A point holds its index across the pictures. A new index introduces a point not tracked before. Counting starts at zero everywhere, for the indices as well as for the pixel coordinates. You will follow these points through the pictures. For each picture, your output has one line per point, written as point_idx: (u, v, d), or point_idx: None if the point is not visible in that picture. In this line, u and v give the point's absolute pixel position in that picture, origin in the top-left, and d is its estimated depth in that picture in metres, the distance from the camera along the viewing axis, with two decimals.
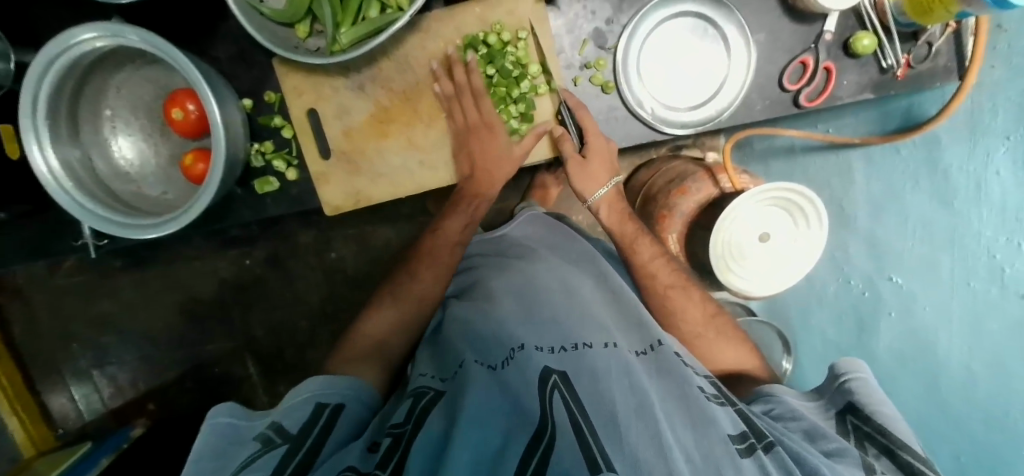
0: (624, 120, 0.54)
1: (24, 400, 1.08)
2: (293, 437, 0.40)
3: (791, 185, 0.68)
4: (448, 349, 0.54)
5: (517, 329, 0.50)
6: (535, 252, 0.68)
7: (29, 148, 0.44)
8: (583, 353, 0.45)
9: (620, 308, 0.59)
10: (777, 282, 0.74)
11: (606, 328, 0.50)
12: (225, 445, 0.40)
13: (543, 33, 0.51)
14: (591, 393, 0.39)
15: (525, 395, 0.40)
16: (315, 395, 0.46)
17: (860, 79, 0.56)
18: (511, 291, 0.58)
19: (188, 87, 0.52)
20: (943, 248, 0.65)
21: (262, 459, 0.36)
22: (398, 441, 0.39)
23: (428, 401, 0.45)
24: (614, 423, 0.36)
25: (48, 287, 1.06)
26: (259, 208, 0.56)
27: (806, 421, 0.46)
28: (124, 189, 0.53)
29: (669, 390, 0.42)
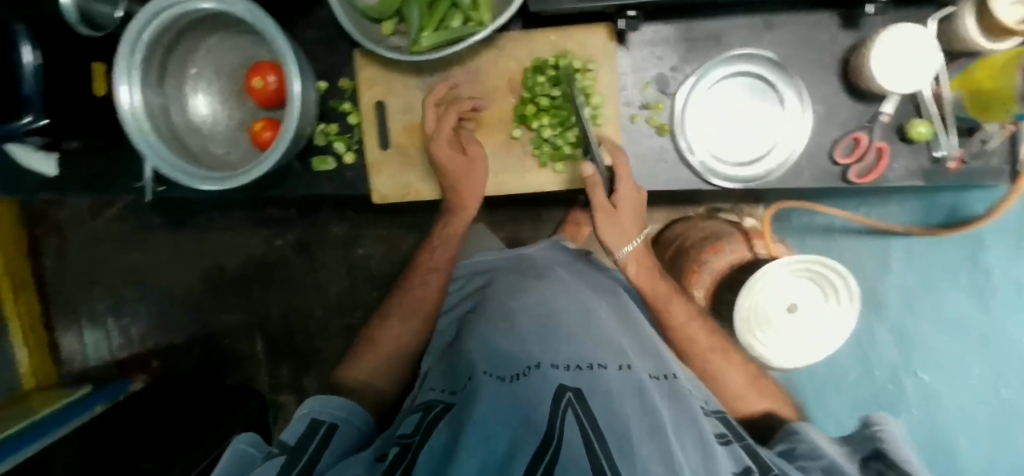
0: (673, 164, 0.56)
1: (38, 333, 1.12)
2: (292, 448, 0.39)
3: (823, 260, 0.68)
4: (459, 357, 0.50)
5: (528, 344, 0.45)
6: (559, 269, 0.63)
7: (119, 87, 0.48)
8: (598, 374, 0.40)
9: (632, 328, 0.55)
10: (804, 352, 0.74)
11: (622, 349, 0.46)
12: (239, 471, 0.36)
13: (609, 68, 0.54)
14: (606, 412, 0.35)
15: (537, 408, 0.35)
16: (311, 412, 0.46)
17: (909, 165, 0.56)
18: (528, 302, 0.53)
19: (273, 60, 0.56)
20: (971, 347, 0.71)
21: (266, 466, 0.35)
22: (406, 450, 0.37)
23: (437, 414, 0.41)
24: (628, 441, 0.32)
25: (89, 231, 1.11)
26: (310, 185, 0.58)
27: (825, 459, 0.39)
28: (192, 141, 0.56)
29: (678, 413, 0.39)
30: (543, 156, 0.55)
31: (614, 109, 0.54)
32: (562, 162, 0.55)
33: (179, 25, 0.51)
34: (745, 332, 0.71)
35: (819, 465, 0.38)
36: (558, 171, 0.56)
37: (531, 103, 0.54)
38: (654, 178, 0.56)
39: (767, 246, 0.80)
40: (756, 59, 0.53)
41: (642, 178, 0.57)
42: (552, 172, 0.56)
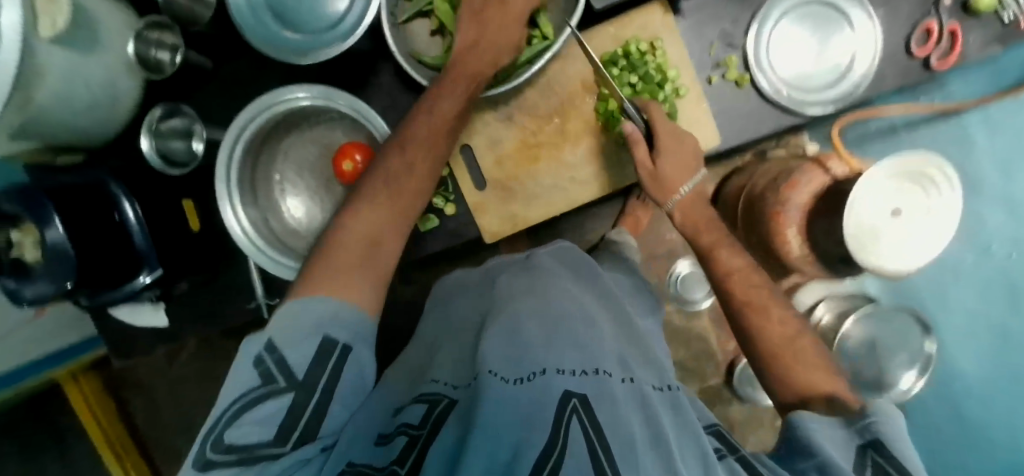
0: (761, 109, 0.56)
1: None
2: (300, 385, 0.35)
3: (924, 155, 0.65)
4: (466, 352, 0.42)
5: (534, 344, 0.38)
6: (567, 274, 0.52)
7: (225, 210, 0.52)
8: (607, 382, 0.35)
9: (637, 339, 0.47)
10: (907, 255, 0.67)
11: (625, 354, 0.41)
12: (235, 375, 0.36)
13: (676, 41, 0.54)
14: (610, 420, 0.30)
15: (538, 413, 0.30)
16: (322, 324, 0.37)
17: (986, 35, 0.56)
18: (520, 295, 0.47)
19: (353, 140, 0.56)
20: None
21: (267, 409, 0.34)
22: (411, 445, 0.32)
23: (444, 410, 0.35)
24: (632, 450, 0.28)
25: (169, 376, 1.10)
26: (419, 246, 0.58)
27: (821, 456, 0.31)
28: (297, 243, 0.57)
29: (680, 424, 0.35)
30: None
31: (691, 76, 0.55)
32: None
33: (263, 133, 0.54)
34: (861, 246, 0.65)
35: (816, 466, 0.31)
36: None
37: (613, 97, 0.55)
38: (744, 128, 0.56)
39: (845, 163, 0.74)
40: None
41: (733, 133, 0.56)
42: None
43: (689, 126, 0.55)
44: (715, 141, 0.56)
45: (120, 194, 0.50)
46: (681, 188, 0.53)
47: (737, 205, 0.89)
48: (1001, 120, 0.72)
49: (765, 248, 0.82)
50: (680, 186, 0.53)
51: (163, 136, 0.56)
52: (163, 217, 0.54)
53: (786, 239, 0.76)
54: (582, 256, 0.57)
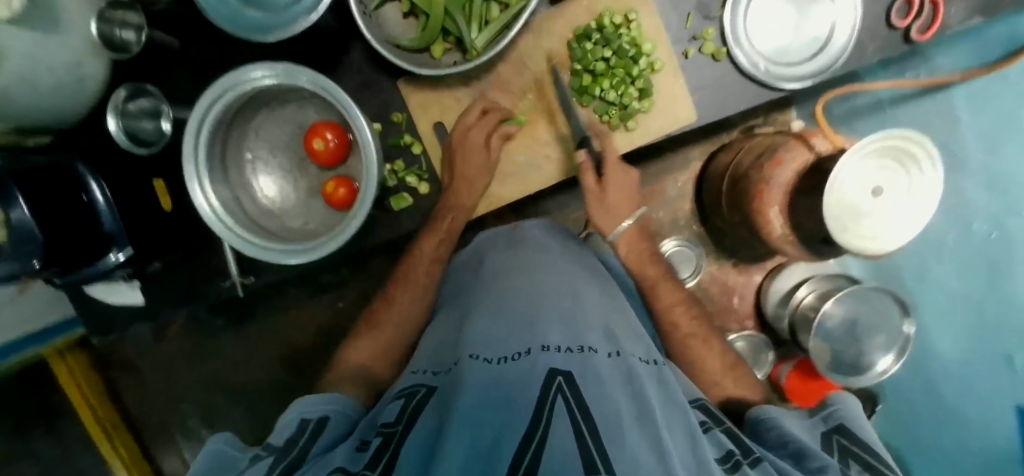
0: (739, 84, 0.55)
1: (141, 466, 1.19)
2: (278, 449, 0.37)
3: (904, 130, 0.64)
4: (448, 340, 0.45)
5: (516, 330, 0.40)
6: (550, 249, 0.57)
7: (193, 189, 0.49)
8: (589, 357, 0.36)
9: (621, 310, 0.49)
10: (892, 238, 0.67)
11: (611, 329, 0.42)
12: (217, 472, 0.37)
13: (650, 13, 0.53)
14: (596, 394, 0.31)
15: (522, 393, 0.31)
16: (300, 413, 0.41)
17: (969, 5, 0.55)
18: (513, 288, 0.47)
19: (325, 119, 0.56)
20: None
21: (250, 471, 0.34)
22: (387, 443, 0.33)
23: (422, 400, 0.37)
24: (617, 429, 0.28)
25: (155, 355, 1.18)
26: (394, 224, 0.59)
27: (792, 438, 0.37)
28: (270, 223, 0.56)
29: (668, 399, 0.36)
30: (613, 119, 0.55)
31: (667, 50, 0.54)
32: (632, 119, 0.55)
33: (232, 111, 0.52)
34: (843, 230, 0.64)
35: (789, 447, 0.36)
36: (631, 128, 0.56)
37: (586, 74, 0.53)
38: (723, 104, 0.55)
39: (828, 140, 0.72)
40: None
41: (712, 108, 0.56)
42: (624, 130, 0.56)
43: (664, 101, 0.55)
44: (692, 118, 0.55)
45: (87, 174, 0.51)
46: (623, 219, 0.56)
47: (721, 184, 0.89)
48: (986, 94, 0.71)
49: (749, 226, 0.82)
50: (621, 218, 0.55)
51: (131, 117, 0.56)
52: (132, 199, 0.55)
53: (767, 216, 0.75)
54: (569, 231, 0.64)
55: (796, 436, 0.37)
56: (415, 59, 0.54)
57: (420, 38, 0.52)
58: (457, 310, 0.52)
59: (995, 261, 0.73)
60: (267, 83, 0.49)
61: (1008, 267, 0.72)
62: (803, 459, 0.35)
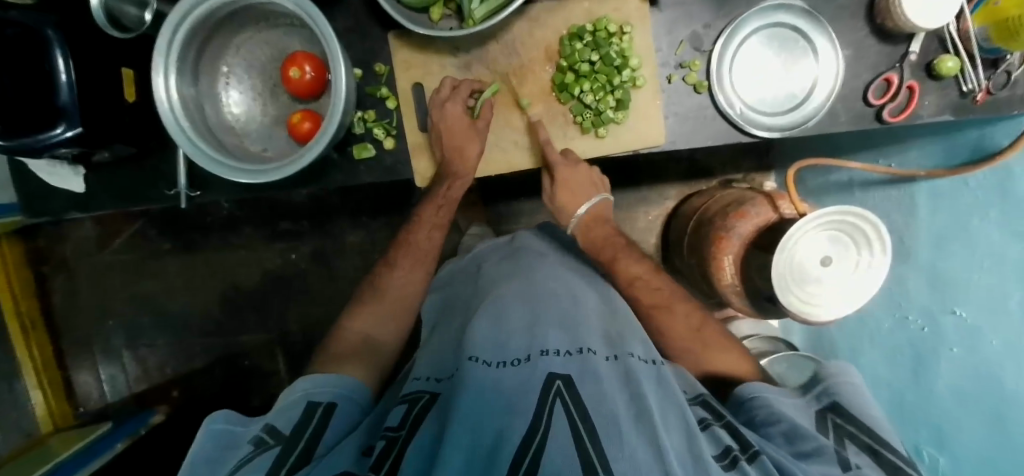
0: (712, 119, 0.56)
1: (52, 373, 1.16)
2: (287, 437, 0.42)
3: (857, 209, 0.61)
4: (446, 353, 0.52)
5: (516, 337, 0.45)
6: (547, 256, 0.64)
7: (156, 79, 0.49)
8: (587, 359, 0.41)
9: (618, 316, 0.54)
10: (847, 306, 0.65)
11: (608, 336, 0.47)
12: (220, 449, 0.42)
13: (645, 29, 0.55)
14: (595, 397, 0.36)
15: (523, 397, 0.36)
16: (307, 394, 0.48)
17: (940, 101, 0.57)
18: (517, 296, 0.53)
19: (306, 51, 0.56)
20: (1012, 280, 0.55)
21: (257, 460, 0.38)
22: (391, 447, 0.37)
23: (425, 405, 0.43)
24: (616, 429, 0.32)
25: (95, 261, 1.17)
26: (352, 175, 0.59)
27: (786, 422, 0.42)
28: (228, 139, 0.56)
29: (666, 397, 0.39)
30: (585, 122, 0.57)
31: (652, 70, 0.55)
32: (604, 126, 0.57)
33: (214, 18, 0.52)
34: (786, 290, 0.63)
35: (783, 429, 0.42)
36: (600, 135, 0.58)
37: (570, 71, 0.55)
38: (693, 134, 0.57)
39: (793, 205, 0.73)
40: (789, 9, 0.55)
41: (682, 135, 0.57)
42: (594, 136, 0.58)
43: (637, 118, 0.56)
44: (660, 141, 0.57)
45: (54, 41, 0.46)
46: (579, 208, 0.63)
47: (687, 224, 0.93)
48: (947, 194, 0.65)
49: (701, 268, 0.84)
50: (579, 204, 0.63)
51: None
52: (100, 85, 0.51)
53: (721, 264, 0.77)
54: (561, 236, 0.71)
55: (787, 417, 0.43)
56: (410, 15, 0.55)
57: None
58: (460, 317, 0.59)
59: (921, 353, 0.72)
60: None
61: (932, 358, 0.70)
62: (797, 441, 0.40)
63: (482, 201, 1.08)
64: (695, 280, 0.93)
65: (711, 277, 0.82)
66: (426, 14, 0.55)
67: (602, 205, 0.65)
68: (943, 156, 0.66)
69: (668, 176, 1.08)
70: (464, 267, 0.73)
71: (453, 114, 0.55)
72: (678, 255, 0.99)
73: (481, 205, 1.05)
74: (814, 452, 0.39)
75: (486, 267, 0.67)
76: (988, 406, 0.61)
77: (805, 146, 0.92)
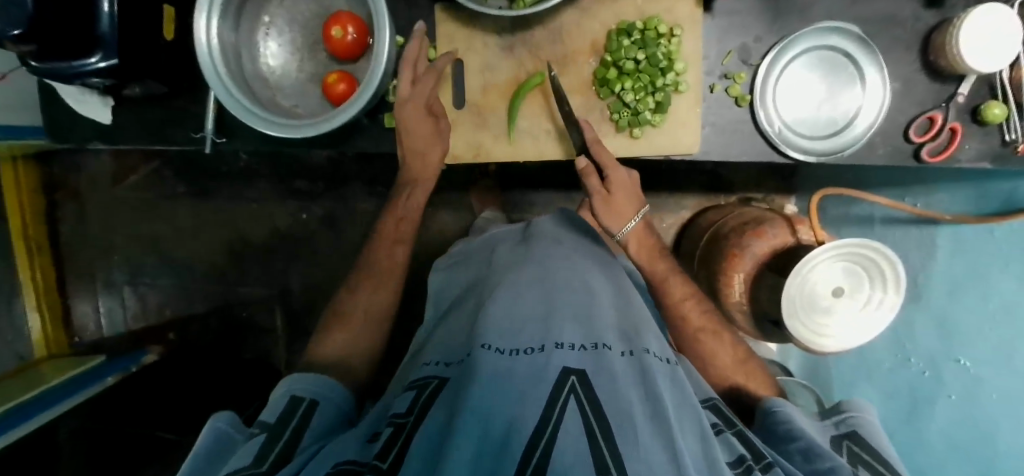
0: (749, 135, 0.56)
1: (52, 299, 1.17)
2: (272, 426, 0.43)
3: (874, 242, 0.60)
4: (455, 336, 0.52)
5: (529, 326, 0.45)
6: (562, 242, 0.63)
7: (199, 20, 0.49)
8: (602, 354, 0.41)
9: (633, 308, 0.53)
10: (854, 339, 0.64)
11: (625, 330, 0.47)
12: (223, 450, 0.42)
13: (695, 34, 0.54)
14: (610, 393, 0.36)
15: (534, 390, 0.36)
16: (289, 392, 0.49)
17: (981, 147, 0.56)
18: (532, 283, 0.52)
19: (350, 12, 0.55)
20: None
21: (248, 445, 0.40)
22: (399, 431, 0.39)
23: (434, 390, 0.43)
24: (631, 426, 0.33)
25: (107, 195, 1.18)
26: (380, 141, 0.59)
27: (802, 440, 0.42)
28: (262, 90, 0.56)
29: (681, 398, 0.39)
30: (621, 121, 0.56)
31: (696, 77, 0.54)
32: (639, 127, 0.56)
33: None
34: (794, 318, 0.62)
35: (800, 446, 0.41)
36: (634, 136, 0.57)
37: (614, 68, 0.54)
38: (727, 147, 0.56)
39: (812, 232, 0.73)
40: (845, 32, 0.53)
41: (716, 146, 0.57)
42: (628, 136, 0.57)
43: (673, 123, 0.56)
44: (691, 151, 0.56)
45: None
46: (629, 219, 0.59)
47: (701, 239, 0.92)
48: (970, 242, 0.64)
49: (709, 282, 0.84)
50: (629, 217, 0.59)
51: None
52: (141, 21, 0.51)
53: (731, 281, 0.76)
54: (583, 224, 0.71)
55: (806, 435, 0.42)
56: None
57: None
58: (473, 299, 0.59)
59: (917, 396, 0.72)
60: None
61: (926, 402, 0.70)
62: (814, 459, 0.40)
63: (499, 186, 1.07)
64: None
65: (718, 293, 0.82)
66: None
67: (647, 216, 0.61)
68: (973, 204, 0.65)
69: (688, 186, 1.08)
70: (472, 250, 0.73)
71: None
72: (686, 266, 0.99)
73: (497, 190, 1.04)
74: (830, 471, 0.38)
75: (501, 248, 0.67)
76: (975, 456, 0.64)
77: (832, 174, 0.91)
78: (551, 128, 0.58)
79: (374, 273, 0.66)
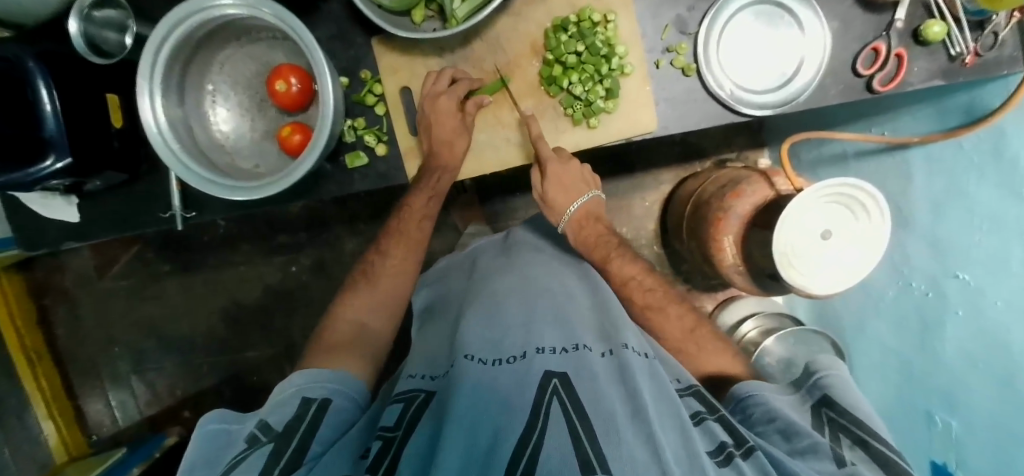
0: (702, 102, 0.56)
1: (62, 404, 1.17)
2: (279, 434, 0.41)
3: (852, 180, 0.58)
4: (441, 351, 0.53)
5: (510, 335, 0.46)
6: (543, 250, 0.66)
7: (142, 102, 0.49)
8: (583, 355, 0.42)
9: (604, 300, 0.56)
10: (846, 275, 0.62)
11: (608, 329, 0.48)
12: (216, 451, 0.41)
13: (628, 16, 0.55)
14: (592, 391, 0.37)
15: (520, 396, 0.37)
16: (300, 389, 0.48)
17: (929, 66, 0.57)
18: (511, 292, 0.53)
19: (290, 64, 0.55)
20: (1016, 240, 0.51)
21: (251, 459, 0.38)
22: (388, 446, 0.38)
23: (422, 404, 0.44)
24: (613, 424, 0.33)
25: (96, 289, 1.17)
26: (345, 184, 0.59)
27: (779, 420, 0.43)
28: (219, 157, 0.56)
29: (660, 392, 0.40)
30: (576, 114, 0.57)
31: (639, 56, 0.55)
32: (595, 117, 0.57)
33: (195, 38, 0.52)
34: (786, 267, 0.61)
35: (777, 427, 0.43)
36: (592, 126, 0.58)
37: (557, 65, 0.55)
38: (683, 118, 0.57)
39: (789, 181, 0.73)
40: None
41: (674, 120, 0.57)
42: (586, 127, 0.58)
43: (627, 106, 0.56)
44: (651, 128, 0.57)
45: (37, 73, 0.47)
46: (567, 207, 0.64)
47: (685, 208, 0.93)
48: (941, 159, 0.64)
49: (701, 250, 0.84)
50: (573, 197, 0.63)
51: (94, 24, 0.56)
52: (86, 113, 0.51)
53: (721, 244, 0.76)
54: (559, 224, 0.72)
55: (783, 414, 0.43)
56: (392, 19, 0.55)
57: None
58: (452, 314, 0.60)
59: (927, 324, 0.69)
60: (236, 13, 0.49)
61: (938, 327, 0.66)
62: (793, 438, 0.41)
63: (478, 199, 1.08)
64: (697, 263, 0.93)
65: (712, 260, 0.82)
66: (408, 16, 0.54)
67: (592, 205, 0.65)
68: (937, 119, 0.65)
69: (663, 160, 1.08)
70: (454, 266, 0.72)
71: (443, 112, 0.55)
72: (677, 238, 0.99)
73: (478, 203, 1.05)
74: (810, 449, 0.40)
75: (481, 260, 0.68)
76: (994, 366, 0.57)
77: (797, 119, 0.92)
78: (511, 138, 0.59)
79: (355, 286, 0.64)
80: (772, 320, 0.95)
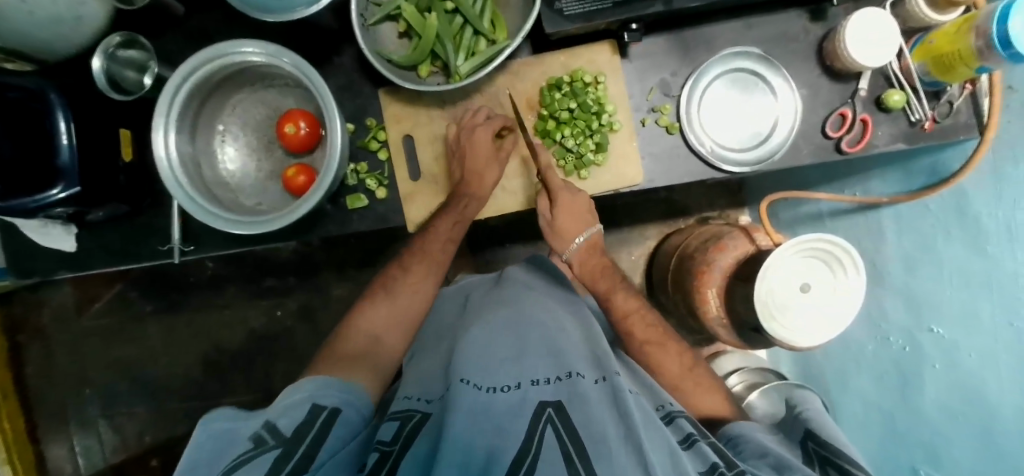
0: (685, 158, 0.60)
1: (22, 448, 1.13)
2: (288, 439, 0.40)
3: (828, 236, 0.62)
4: (437, 376, 0.53)
5: (503, 365, 0.48)
6: (537, 289, 0.66)
7: (156, 137, 0.51)
8: (575, 382, 0.44)
9: (594, 334, 0.57)
10: (828, 328, 0.64)
11: (599, 358, 0.50)
12: (217, 448, 0.39)
13: (617, 78, 0.60)
14: (583, 417, 0.38)
15: (513, 422, 0.39)
16: (311, 395, 0.46)
17: (892, 131, 0.62)
18: (505, 325, 0.55)
19: (301, 109, 0.59)
20: (984, 295, 0.54)
21: (258, 461, 0.36)
22: (383, 460, 0.40)
23: (415, 425, 0.44)
24: (605, 446, 0.35)
25: (74, 327, 1.15)
26: (344, 224, 0.61)
27: (771, 455, 0.43)
28: (223, 192, 0.58)
29: (648, 419, 0.41)
30: (568, 166, 0.61)
31: (627, 115, 0.60)
32: (585, 169, 0.61)
33: (211, 82, 0.55)
34: (767, 320, 0.63)
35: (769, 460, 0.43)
36: (583, 177, 0.61)
37: (551, 119, 0.59)
38: (668, 172, 0.61)
39: (769, 237, 0.76)
40: (747, 55, 0.59)
41: (659, 174, 0.61)
42: (577, 178, 0.62)
43: (616, 159, 0.60)
44: (637, 181, 0.60)
45: (58, 106, 0.49)
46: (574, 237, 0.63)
47: (670, 261, 0.96)
48: (909, 217, 0.68)
49: (687, 305, 0.87)
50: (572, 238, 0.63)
51: (117, 63, 0.59)
52: (98, 146, 0.53)
53: (705, 298, 0.78)
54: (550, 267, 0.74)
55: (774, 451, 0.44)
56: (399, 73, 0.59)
57: (410, 55, 0.56)
58: (446, 342, 0.61)
59: (905, 376, 0.71)
60: (256, 60, 0.52)
61: (917, 383, 0.68)
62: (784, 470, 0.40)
63: (468, 249, 1.10)
64: (683, 316, 0.95)
65: (697, 313, 0.84)
66: (415, 70, 0.59)
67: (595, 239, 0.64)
68: (904, 182, 0.69)
69: (648, 217, 1.13)
70: (444, 301, 0.74)
71: None
72: (663, 293, 1.02)
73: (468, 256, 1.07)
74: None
75: (472, 297, 0.69)
76: (970, 418, 0.59)
77: (774, 183, 0.98)
78: (504, 183, 0.63)
79: (346, 330, 0.65)
80: (756, 374, 0.97)
